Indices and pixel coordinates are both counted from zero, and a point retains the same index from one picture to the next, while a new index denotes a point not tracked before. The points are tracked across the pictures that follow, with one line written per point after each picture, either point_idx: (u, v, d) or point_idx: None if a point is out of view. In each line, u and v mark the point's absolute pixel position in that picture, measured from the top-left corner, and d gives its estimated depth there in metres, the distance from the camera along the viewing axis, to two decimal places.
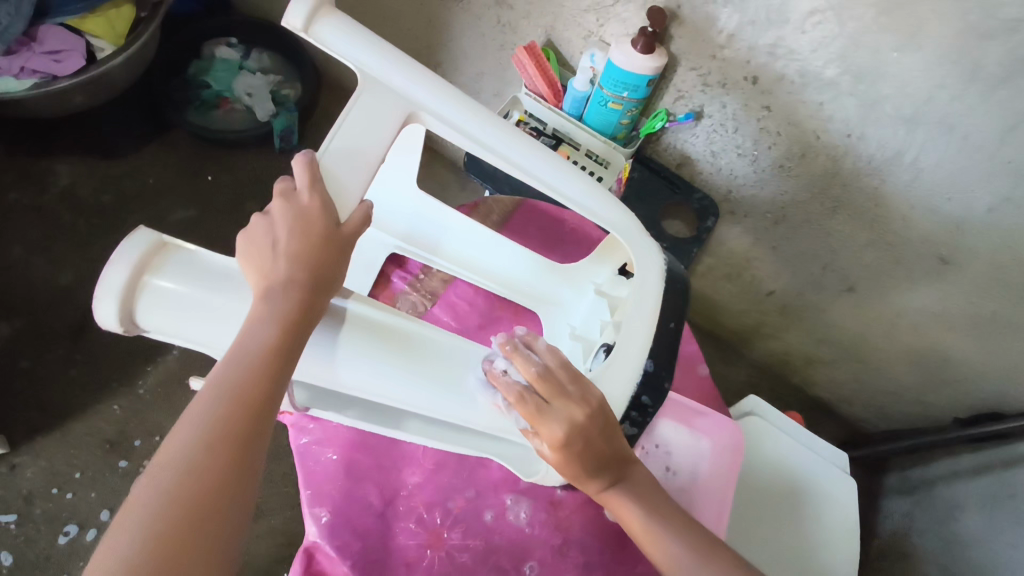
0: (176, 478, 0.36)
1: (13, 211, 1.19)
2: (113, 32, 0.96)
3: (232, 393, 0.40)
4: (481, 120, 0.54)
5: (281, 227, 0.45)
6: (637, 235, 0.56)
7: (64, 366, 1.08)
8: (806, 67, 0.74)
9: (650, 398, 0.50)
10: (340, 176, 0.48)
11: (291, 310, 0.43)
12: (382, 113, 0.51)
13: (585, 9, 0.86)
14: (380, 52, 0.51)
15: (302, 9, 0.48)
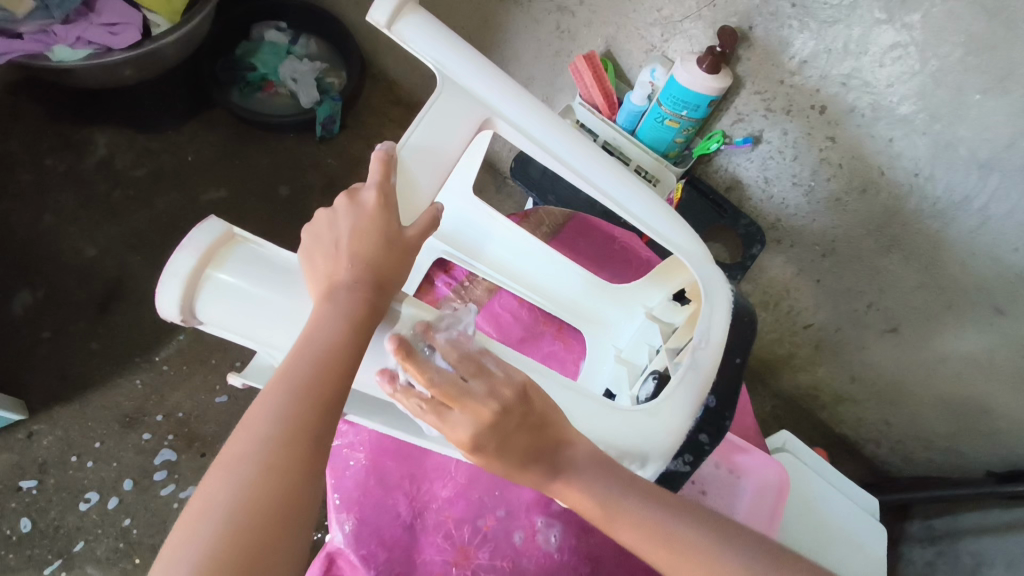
0: (246, 475, 0.35)
1: (50, 176, 1.18)
2: (170, 8, 0.96)
3: (304, 385, 0.38)
4: (557, 131, 0.52)
5: (350, 224, 0.44)
6: (704, 263, 0.54)
7: (87, 336, 1.07)
8: (879, 101, 0.71)
9: (709, 437, 0.48)
10: (412, 175, 0.47)
11: (360, 305, 0.41)
12: (459, 115, 0.49)
13: (651, 22, 0.85)
14: (463, 54, 0.49)
15: (388, 7, 0.47)
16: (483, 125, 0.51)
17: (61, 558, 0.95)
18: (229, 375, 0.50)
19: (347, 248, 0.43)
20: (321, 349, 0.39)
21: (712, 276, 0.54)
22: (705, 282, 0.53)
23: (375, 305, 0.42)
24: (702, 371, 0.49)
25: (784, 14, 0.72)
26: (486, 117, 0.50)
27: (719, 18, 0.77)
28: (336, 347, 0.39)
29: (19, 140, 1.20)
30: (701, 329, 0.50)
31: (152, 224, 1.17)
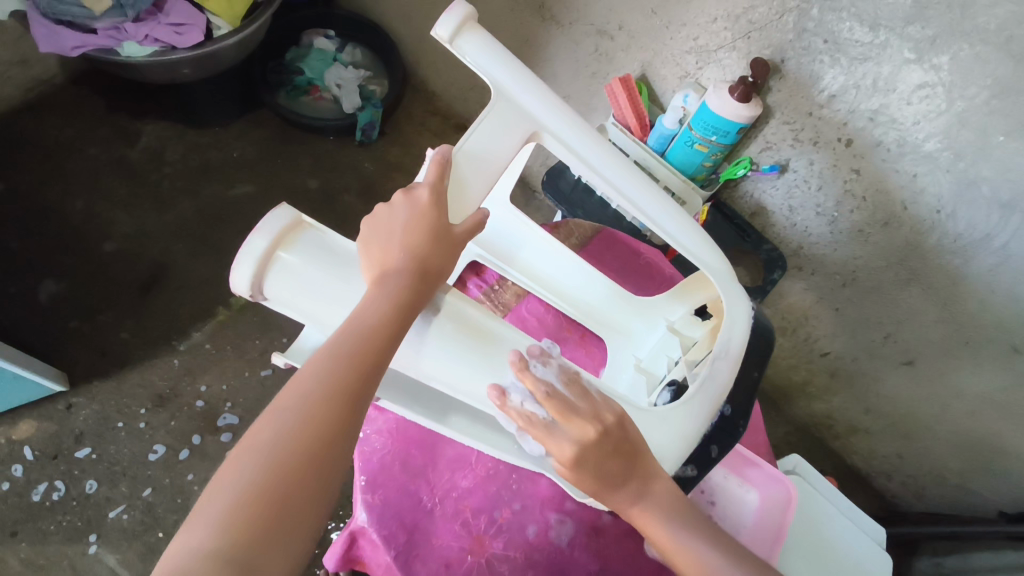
0: (296, 417, 0.38)
1: (105, 163, 1.25)
2: (231, 11, 0.97)
3: (353, 347, 0.42)
4: (597, 148, 0.55)
5: (408, 215, 0.47)
6: (728, 281, 0.56)
7: (128, 316, 1.13)
8: (905, 137, 0.74)
9: (719, 448, 0.51)
10: (464, 179, 0.51)
11: (410, 288, 0.45)
12: (508, 127, 0.52)
13: (686, 50, 0.88)
14: (516, 71, 0.52)
15: (451, 23, 0.49)
16: (529, 137, 0.54)
17: (103, 517, 0.99)
18: (276, 354, 0.55)
19: (401, 238, 0.46)
20: (367, 324, 0.43)
21: (735, 294, 0.56)
22: (730, 301, 0.55)
23: (418, 292, 0.46)
24: (718, 383, 0.50)
25: (815, 49, 0.75)
26: (533, 130, 0.53)
27: (753, 50, 0.81)
28: (384, 321, 0.43)
29: (77, 128, 1.27)
30: (722, 342, 0.52)
31: (196, 215, 1.23)
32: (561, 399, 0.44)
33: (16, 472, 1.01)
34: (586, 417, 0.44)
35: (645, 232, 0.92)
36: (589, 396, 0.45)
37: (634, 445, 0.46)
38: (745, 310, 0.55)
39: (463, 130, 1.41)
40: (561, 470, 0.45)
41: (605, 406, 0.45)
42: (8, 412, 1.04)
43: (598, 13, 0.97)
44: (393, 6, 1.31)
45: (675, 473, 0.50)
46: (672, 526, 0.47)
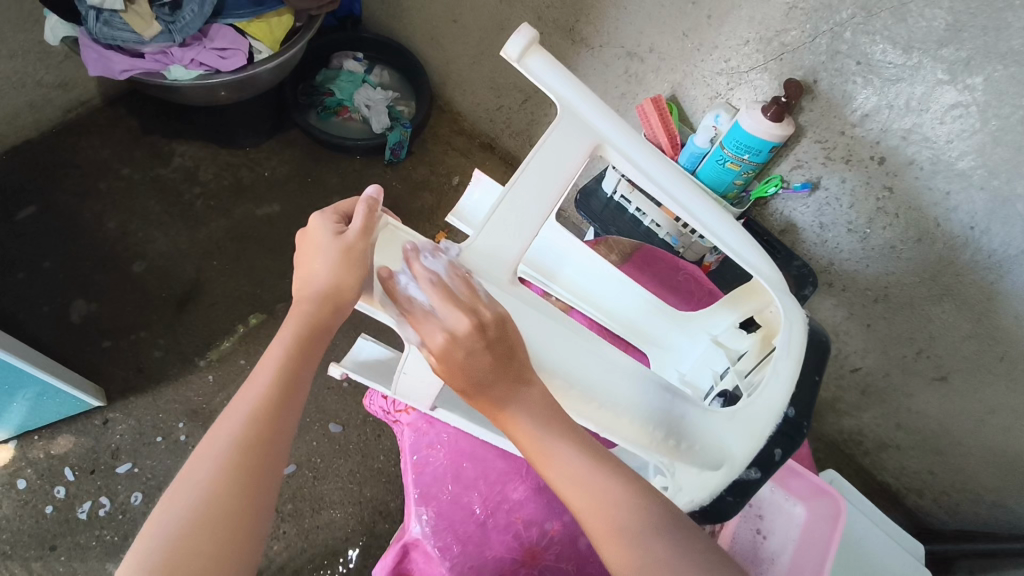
0: (222, 454, 0.45)
1: (141, 183, 1.27)
2: (271, 37, 0.99)
3: (269, 384, 0.48)
4: (659, 162, 0.56)
5: (323, 242, 0.50)
6: (784, 291, 0.55)
7: (164, 332, 1.15)
8: (938, 155, 0.75)
9: (783, 451, 0.49)
10: (531, 196, 0.52)
11: (317, 312, 0.50)
12: (573, 143, 0.53)
13: (718, 71, 0.90)
14: (579, 87, 0.54)
15: (520, 43, 0.50)
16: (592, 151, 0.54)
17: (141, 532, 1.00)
18: (333, 363, 0.59)
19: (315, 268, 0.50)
20: (277, 369, 0.49)
21: (790, 303, 0.55)
22: (786, 308, 0.54)
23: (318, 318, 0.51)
24: (779, 384, 0.50)
25: (848, 71, 0.77)
26: (597, 144, 0.54)
27: (785, 71, 0.83)
28: (291, 357, 0.50)
29: (113, 149, 1.29)
30: (780, 343, 0.52)
31: (230, 233, 1.26)
32: (445, 289, 0.46)
33: (59, 494, 1.01)
34: (464, 309, 0.46)
35: (678, 247, 0.93)
36: (474, 294, 0.47)
37: (512, 353, 0.46)
38: (801, 315, 0.54)
39: (487, 149, 1.44)
40: (431, 360, 0.46)
41: (485, 302, 0.47)
42: (47, 427, 1.05)
43: (629, 36, 0.99)
44: (422, 30, 1.34)
45: (737, 477, 0.48)
46: (534, 426, 0.46)
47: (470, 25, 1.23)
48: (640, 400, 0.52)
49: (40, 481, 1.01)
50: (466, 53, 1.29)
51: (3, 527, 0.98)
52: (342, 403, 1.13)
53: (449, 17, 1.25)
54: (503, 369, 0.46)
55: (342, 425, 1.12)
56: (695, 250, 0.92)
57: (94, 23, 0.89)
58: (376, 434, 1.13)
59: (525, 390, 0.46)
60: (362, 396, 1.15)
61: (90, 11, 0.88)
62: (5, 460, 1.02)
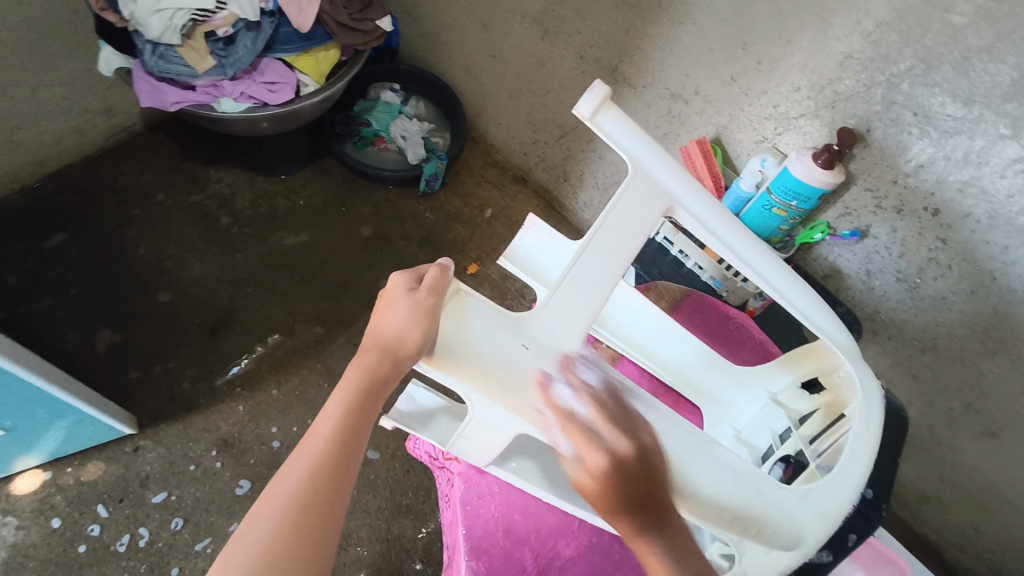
0: (270, 528, 0.43)
1: (179, 209, 1.28)
2: (318, 71, 1.00)
3: (322, 452, 0.47)
4: (730, 226, 0.55)
5: (399, 298, 0.49)
6: (856, 359, 0.54)
7: (198, 359, 1.15)
8: (997, 209, 0.74)
9: (858, 536, 0.50)
10: (603, 258, 0.51)
11: (379, 366, 0.50)
12: (644, 204, 0.52)
13: (766, 117, 0.90)
14: (650, 148, 0.53)
15: (593, 101, 0.50)
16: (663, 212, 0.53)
17: (168, 564, 0.99)
18: (384, 416, 0.59)
19: (384, 324, 0.50)
20: (336, 426, 0.48)
21: (863, 373, 0.53)
22: (862, 381, 0.52)
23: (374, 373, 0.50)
24: (860, 468, 0.49)
25: (904, 121, 0.76)
26: (668, 204, 0.53)
27: (837, 119, 0.82)
28: (346, 421, 0.49)
29: (152, 174, 1.31)
30: (859, 419, 0.51)
31: (264, 261, 1.26)
32: (601, 408, 0.47)
33: (94, 532, 0.99)
34: (626, 435, 0.46)
35: (721, 291, 0.92)
36: (626, 420, 0.47)
37: (664, 481, 0.46)
38: (876, 388, 0.53)
39: (519, 182, 1.44)
40: (583, 477, 0.46)
41: (645, 430, 0.47)
42: (78, 454, 1.04)
43: (674, 78, 1.00)
44: (459, 63, 1.35)
45: (808, 559, 0.49)
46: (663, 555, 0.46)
47: (510, 61, 1.24)
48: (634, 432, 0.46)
49: (69, 508, 1.01)
50: (503, 88, 1.30)
51: (30, 555, 0.97)
52: (371, 436, 1.12)
53: (488, 52, 1.27)
54: (648, 494, 0.46)
55: (379, 452, 1.12)
56: (739, 294, 0.91)
57: (150, 56, 0.90)
58: (405, 470, 1.11)
59: (664, 522, 0.46)
60: (392, 430, 1.14)
61: (147, 45, 0.89)
62: (36, 486, 1.02)
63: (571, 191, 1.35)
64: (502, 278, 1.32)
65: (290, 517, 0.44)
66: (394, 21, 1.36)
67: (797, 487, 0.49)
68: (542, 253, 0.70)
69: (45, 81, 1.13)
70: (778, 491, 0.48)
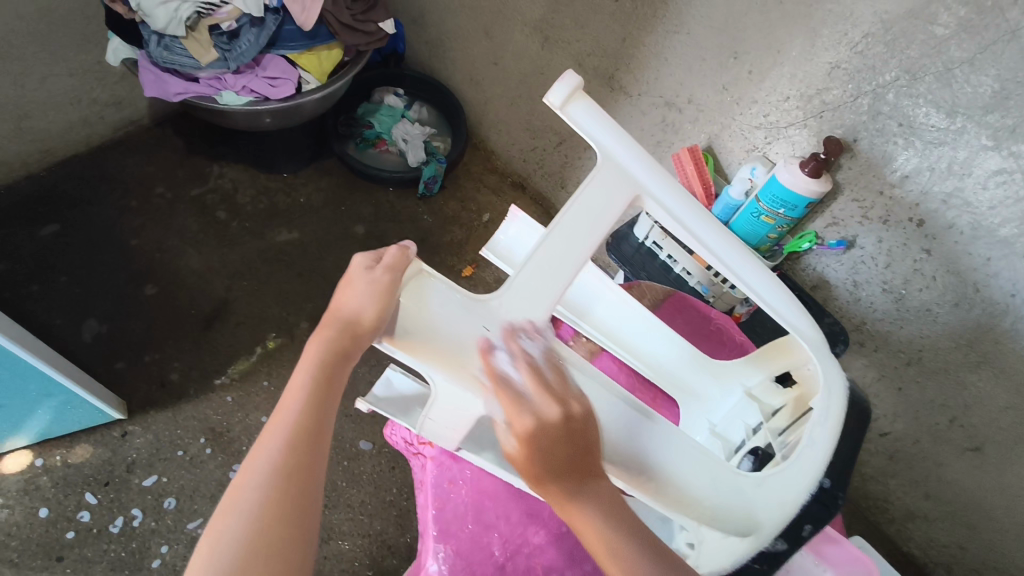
0: (257, 498, 0.44)
1: (181, 201, 1.31)
2: (318, 70, 1.02)
3: (296, 422, 0.48)
4: (700, 216, 0.56)
5: (359, 277, 0.50)
6: (822, 351, 0.53)
7: (191, 349, 1.16)
8: (980, 221, 0.75)
9: (812, 528, 0.46)
10: (569, 244, 0.52)
11: (339, 340, 0.51)
12: (612, 192, 0.53)
13: (756, 125, 0.91)
14: (621, 136, 0.54)
15: (563, 91, 0.51)
16: (631, 201, 0.54)
17: (150, 549, 0.99)
18: (361, 398, 0.60)
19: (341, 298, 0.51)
20: (306, 396, 0.49)
21: (827, 363, 0.52)
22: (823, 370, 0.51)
23: (335, 343, 0.51)
24: (814, 454, 0.47)
25: (889, 132, 0.77)
26: (635, 194, 0.54)
27: (824, 129, 0.83)
28: (315, 389, 0.50)
29: (156, 167, 1.33)
30: (818, 406, 0.49)
31: (262, 255, 1.28)
32: (539, 374, 0.47)
33: (82, 517, 1.00)
34: (549, 397, 0.46)
35: (708, 297, 0.92)
36: (551, 387, 0.47)
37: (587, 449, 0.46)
38: (841, 378, 0.51)
39: (518, 189, 1.45)
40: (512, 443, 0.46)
41: (575, 396, 0.47)
42: (66, 436, 1.05)
43: (668, 87, 1.01)
44: (462, 69, 1.38)
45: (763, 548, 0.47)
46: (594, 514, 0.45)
47: (510, 68, 1.26)
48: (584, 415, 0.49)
49: (54, 490, 1.01)
50: (504, 94, 1.32)
51: (14, 534, 0.98)
52: (361, 429, 1.13)
53: (489, 58, 1.29)
54: (578, 458, 0.46)
55: (372, 443, 1.13)
56: (726, 299, 0.91)
57: (156, 46, 0.92)
58: (391, 466, 1.12)
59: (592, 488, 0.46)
60: (380, 426, 1.14)
61: (153, 36, 0.92)
62: (24, 466, 1.03)
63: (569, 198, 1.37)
64: (496, 281, 1.33)
65: (274, 486, 0.45)
66: (400, 26, 1.39)
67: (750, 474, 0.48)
68: (525, 245, 0.72)
69: (55, 71, 1.16)
70: (728, 476, 0.49)
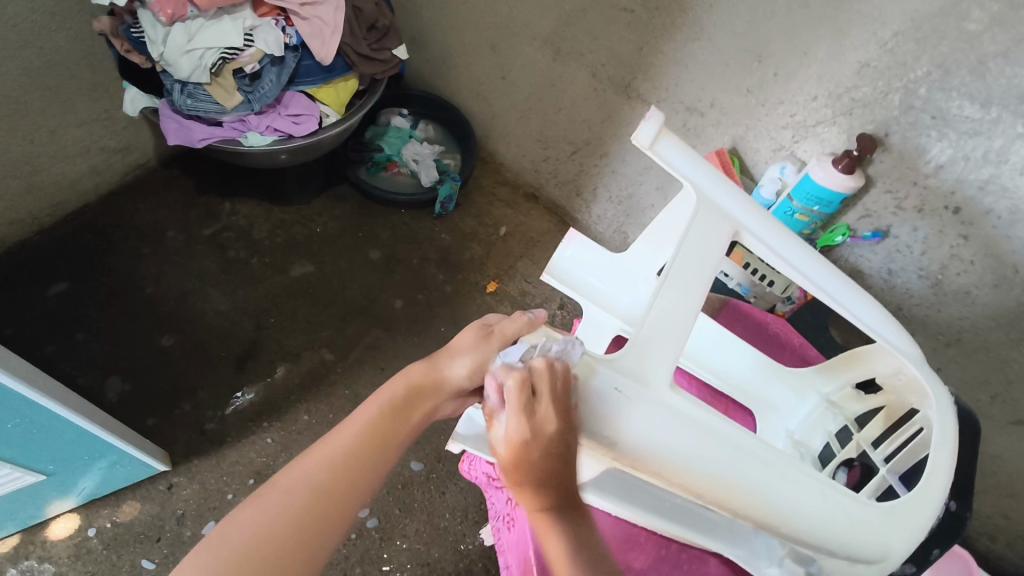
0: (282, 500, 0.46)
1: (197, 242, 1.29)
2: (338, 101, 1.01)
3: (349, 447, 0.50)
4: (794, 248, 0.59)
5: (471, 337, 0.56)
6: (922, 365, 0.57)
7: (227, 393, 1.15)
8: (1018, 205, 0.76)
9: (940, 550, 0.53)
10: (686, 282, 0.53)
11: (421, 385, 0.55)
12: (714, 228, 0.56)
13: (783, 126, 0.93)
14: (710, 180, 0.59)
15: (650, 131, 0.56)
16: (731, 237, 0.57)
17: None
18: (452, 439, 0.60)
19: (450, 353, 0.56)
20: (366, 429, 0.51)
21: (931, 378, 0.57)
22: (934, 392, 0.56)
23: (418, 387, 0.55)
24: (939, 480, 0.53)
25: (923, 125, 0.79)
26: (735, 231, 0.57)
27: (855, 125, 0.85)
28: (375, 425, 0.52)
29: (168, 210, 1.31)
30: (938, 431, 0.54)
31: (286, 290, 1.27)
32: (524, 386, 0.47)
33: None
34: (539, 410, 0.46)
35: (749, 297, 0.94)
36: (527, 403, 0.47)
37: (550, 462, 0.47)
38: (949, 400, 0.56)
39: (531, 199, 1.45)
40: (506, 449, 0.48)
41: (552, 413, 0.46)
42: (112, 494, 1.04)
43: (689, 92, 1.02)
44: (468, 85, 1.37)
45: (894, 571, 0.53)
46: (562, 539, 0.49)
47: (520, 82, 1.26)
48: (722, 466, 0.48)
49: (106, 551, 1.00)
50: (513, 108, 1.33)
51: None
52: (411, 450, 1.14)
53: (497, 74, 1.29)
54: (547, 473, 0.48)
55: (423, 464, 1.13)
56: (767, 298, 0.93)
57: (179, 95, 0.91)
58: (441, 492, 1.11)
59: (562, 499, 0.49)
60: (426, 450, 1.14)
61: (176, 85, 0.91)
62: (72, 530, 1.01)
63: (584, 205, 1.38)
64: (521, 294, 1.34)
65: (300, 495, 0.47)
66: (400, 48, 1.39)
67: (883, 503, 0.52)
68: (585, 267, 0.72)
69: (62, 122, 1.14)
70: (861, 509, 0.51)
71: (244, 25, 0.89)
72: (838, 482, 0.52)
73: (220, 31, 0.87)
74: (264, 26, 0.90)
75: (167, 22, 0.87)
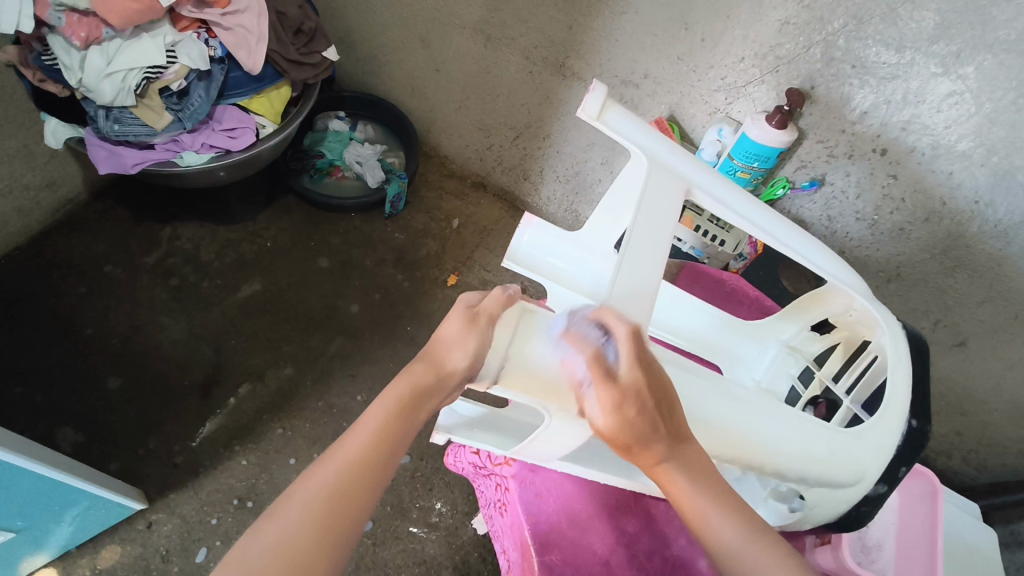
0: (297, 519, 0.40)
1: (142, 272, 1.24)
2: (272, 109, 0.99)
3: (359, 452, 0.44)
4: (740, 201, 0.63)
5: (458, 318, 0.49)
6: (870, 297, 0.61)
7: (195, 421, 1.12)
8: (938, 141, 0.80)
9: (907, 467, 0.54)
10: (650, 241, 0.55)
11: (423, 376, 0.49)
12: (668, 187, 0.58)
13: (716, 89, 0.96)
14: (655, 144, 0.61)
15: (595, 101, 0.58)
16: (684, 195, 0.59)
17: None
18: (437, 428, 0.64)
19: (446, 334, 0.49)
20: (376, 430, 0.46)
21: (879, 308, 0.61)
22: (885, 319, 0.60)
23: (421, 379, 0.48)
24: (896, 400, 0.56)
25: (844, 74, 0.83)
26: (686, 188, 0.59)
27: (783, 82, 0.89)
28: (383, 426, 0.46)
29: (106, 242, 1.26)
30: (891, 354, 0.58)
31: (242, 309, 1.24)
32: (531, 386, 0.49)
33: None
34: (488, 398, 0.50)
35: (703, 258, 0.97)
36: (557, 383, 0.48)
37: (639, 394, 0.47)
38: (898, 326, 0.61)
39: (480, 188, 1.46)
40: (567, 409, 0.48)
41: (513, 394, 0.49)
42: (88, 541, 1.00)
43: (622, 66, 1.04)
44: (402, 81, 1.36)
45: (867, 493, 0.55)
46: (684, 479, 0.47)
47: (454, 72, 1.26)
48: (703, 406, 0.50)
49: None
50: (451, 99, 1.32)
51: None
52: None
53: (430, 66, 1.28)
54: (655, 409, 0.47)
55: (408, 458, 1.13)
56: (719, 258, 0.97)
57: (105, 121, 0.88)
58: (427, 488, 1.12)
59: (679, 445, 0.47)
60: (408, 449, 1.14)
61: (100, 111, 0.88)
62: None
63: (533, 188, 1.39)
64: (482, 283, 1.34)
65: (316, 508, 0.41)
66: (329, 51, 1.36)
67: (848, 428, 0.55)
68: (544, 249, 0.72)
69: None
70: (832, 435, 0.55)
71: (165, 41, 0.86)
72: (807, 415, 0.55)
73: (140, 51, 0.84)
74: (186, 40, 0.87)
75: (82, 47, 0.83)
